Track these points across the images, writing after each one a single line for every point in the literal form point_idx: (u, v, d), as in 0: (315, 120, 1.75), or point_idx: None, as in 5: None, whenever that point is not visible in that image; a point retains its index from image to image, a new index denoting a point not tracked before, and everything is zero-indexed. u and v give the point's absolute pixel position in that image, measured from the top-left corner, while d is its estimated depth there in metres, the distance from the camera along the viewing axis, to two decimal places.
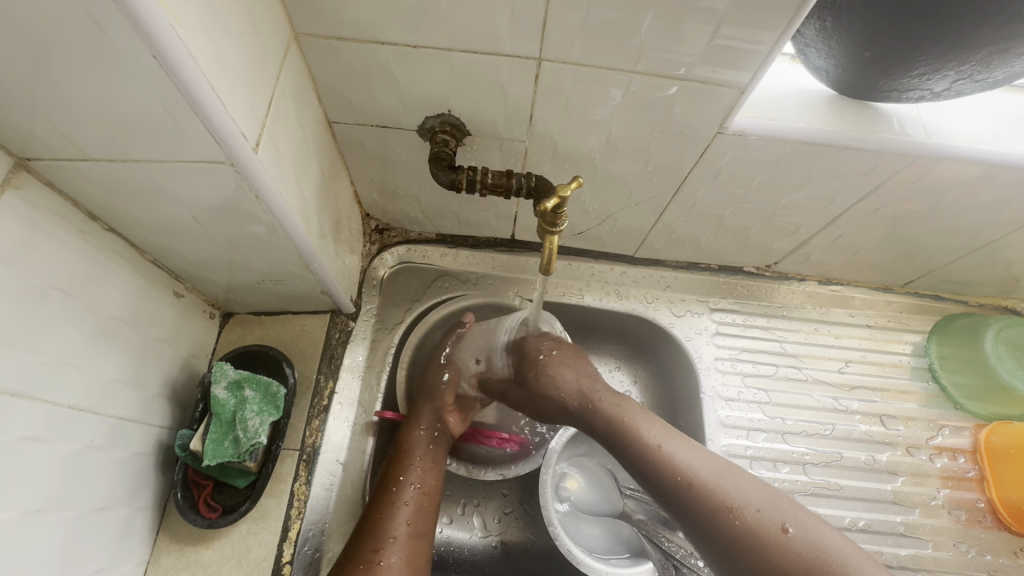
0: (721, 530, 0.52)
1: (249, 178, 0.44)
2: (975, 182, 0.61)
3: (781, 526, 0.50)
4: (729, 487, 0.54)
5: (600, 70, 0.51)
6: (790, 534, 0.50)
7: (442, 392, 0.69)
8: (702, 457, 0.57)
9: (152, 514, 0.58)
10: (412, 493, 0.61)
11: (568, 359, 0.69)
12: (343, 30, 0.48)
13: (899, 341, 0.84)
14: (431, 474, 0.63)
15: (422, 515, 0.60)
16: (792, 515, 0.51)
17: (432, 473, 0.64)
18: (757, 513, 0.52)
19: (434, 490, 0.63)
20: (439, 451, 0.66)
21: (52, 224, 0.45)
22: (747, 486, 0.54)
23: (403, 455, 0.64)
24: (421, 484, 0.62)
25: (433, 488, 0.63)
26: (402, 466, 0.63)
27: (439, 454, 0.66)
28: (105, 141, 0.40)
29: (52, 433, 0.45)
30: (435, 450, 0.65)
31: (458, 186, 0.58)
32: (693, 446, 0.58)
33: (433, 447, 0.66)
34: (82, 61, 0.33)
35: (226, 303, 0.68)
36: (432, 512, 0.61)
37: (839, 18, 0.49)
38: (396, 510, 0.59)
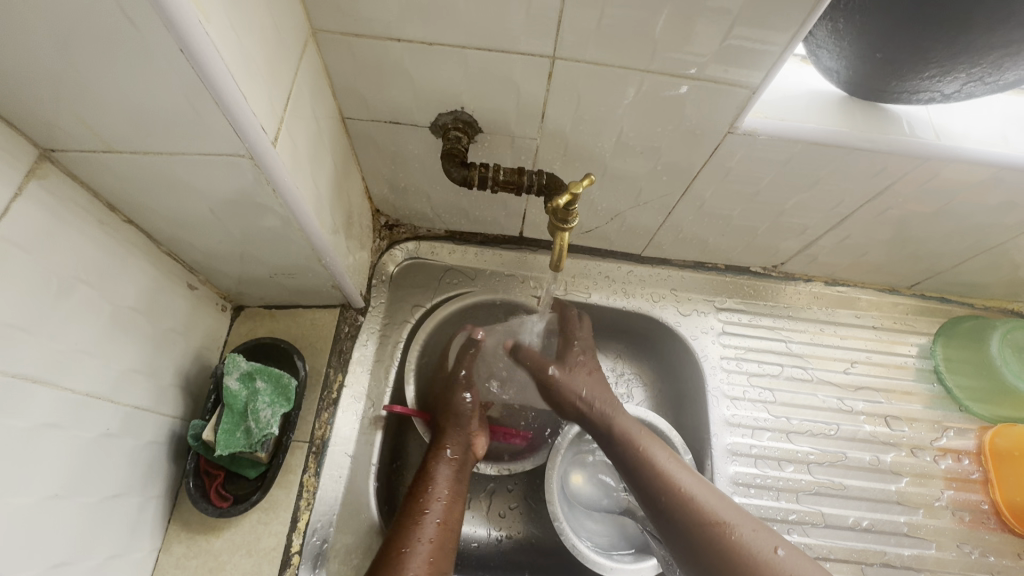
0: (714, 546, 0.56)
1: (268, 171, 0.44)
2: (984, 184, 0.61)
3: (772, 547, 0.55)
4: (724, 510, 0.59)
5: (613, 69, 0.51)
6: (779, 554, 0.54)
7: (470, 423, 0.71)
8: (701, 482, 0.62)
9: (163, 503, 0.59)
10: (434, 530, 0.59)
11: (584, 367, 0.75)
12: (360, 26, 0.49)
13: (905, 342, 0.84)
14: (454, 509, 0.63)
15: (442, 553, 0.58)
16: (779, 540, 0.56)
17: (454, 506, 0.63)
18: (751, 533, 0.56)
19: (454, 525, 0.62)
20: (461, 484, 0.66)
21: (73, 215, 0.45)
22: (738, 511, 0.59)
23: (425, 488, 0.63)
24: (444, 518, 0.61)
25: (454, 524, 0.62)
26: (427, 497, 0.62)
27: (461, 488, 0.66)
28: (128, 133, 0.41)
29: (69, 420, 0.46)
30: (459, 482, 0.66)
31: (470, 183, 0.59)
32: (690, 473, 0.63)
33: (456, 478, 0.66)
34: (109, 54, 0.34)
35: (238, 296, 0.69)
36: (452, 552, 0.60)
37: (851, 20, 0.50)
38: (418, 546, 0.57)
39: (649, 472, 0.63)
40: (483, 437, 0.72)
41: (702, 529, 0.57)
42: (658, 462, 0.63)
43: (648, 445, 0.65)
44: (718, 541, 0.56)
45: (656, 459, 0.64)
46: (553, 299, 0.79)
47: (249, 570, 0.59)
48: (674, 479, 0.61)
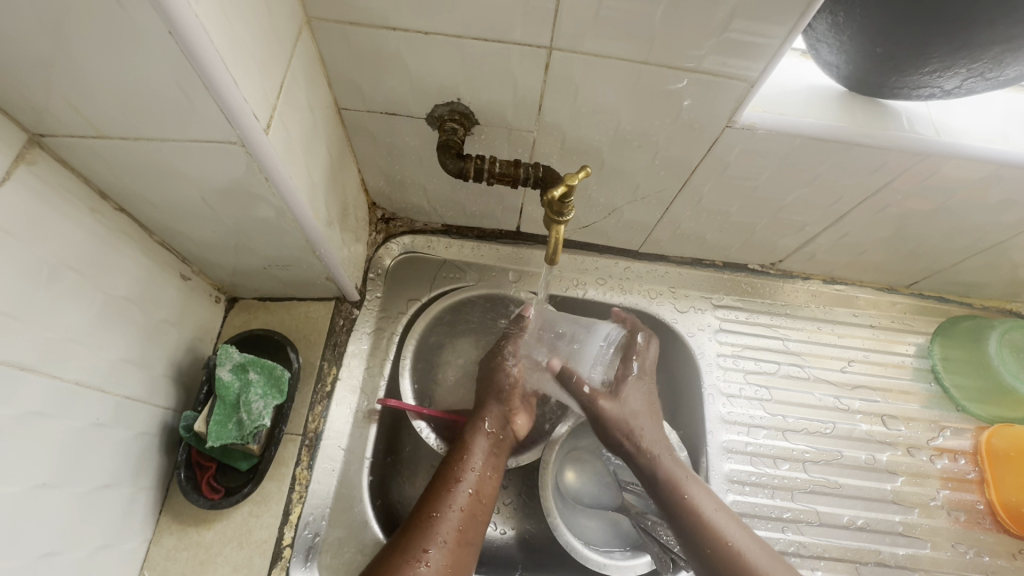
0: None
1: (260, 159, 0.44)
2: (984, 182, 0.61)
3: None
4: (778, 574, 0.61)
5: (611, 60, 0.51)
6: None
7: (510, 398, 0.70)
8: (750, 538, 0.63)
9: (154, 495, 0.58)
10: (466, 499, 0.61)
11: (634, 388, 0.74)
12: (355, 14, 0.49)
13: (903, 342, 0.84)
14: (489, 481, 0.63)
15: (473, 522, 0.60)
16: None
17: (488, 476, 0.64)
18: None
19: (487, 499, 0.63)
20: (497, 457, 0.66)
21: (63, 201, 0.45)
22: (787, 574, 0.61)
23: (463, 455, 0.65)
24: (477, 489, 0.62)
25: (486, 495, 0.63)
26: (462, 466, 0.64)
27: (497, 462, 0.66)
28: (119, 118, 0.40)
29: (58, 409, 0.46)
30: (496, 456, 0.66)
31: (465, 175, 0.58)
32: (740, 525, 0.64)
33: (495, 451, 0.67)
34: (95, 35, 0.33)
35: (232, 288, 0.68)
36: (482, 522, 0.61)
37: (852, 14, 0.49)
38: (448, 512, 0.59)
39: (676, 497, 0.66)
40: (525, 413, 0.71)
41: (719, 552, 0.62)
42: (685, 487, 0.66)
43: (676, 471, 0.68)
44: None
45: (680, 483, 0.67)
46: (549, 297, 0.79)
47: (240, 563, 0.58)
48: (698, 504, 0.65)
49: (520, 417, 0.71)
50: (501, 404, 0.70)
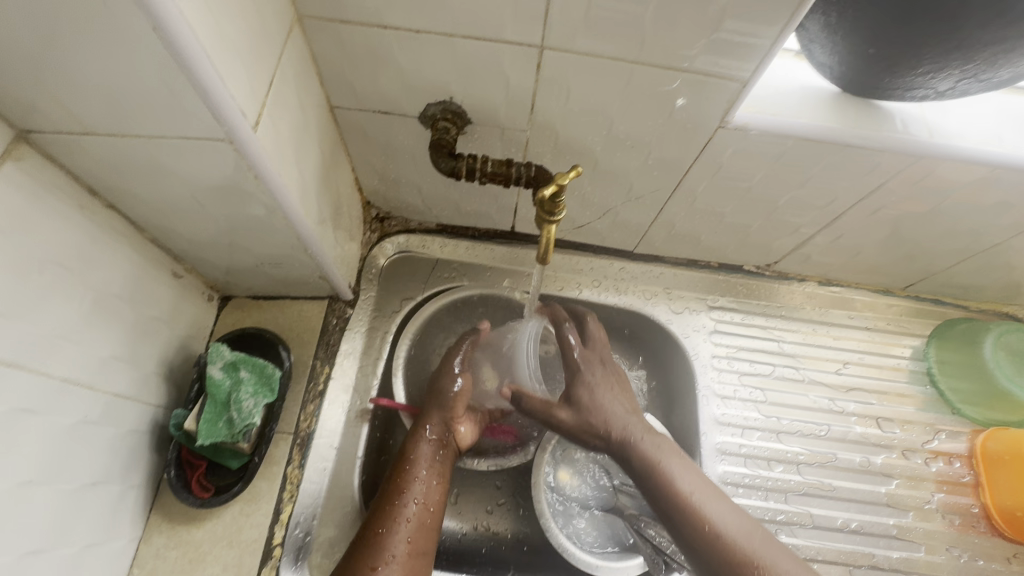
0: None
1: (248, 157, 0.44)
2: (979, 184, 0.61)
3: None
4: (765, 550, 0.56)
5: (602, 60, 0.51)
6: None
7: (453, 403, 0.67)
8: (731, 511, 0.60)
9: (144, 493, 0.58)
10: (413, 509, 0.60)
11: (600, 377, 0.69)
12: (346, 12, 0.48)
13: (899, 344, 0.83)
14: (435, 489, 0.62)
15: (423, 532, 0.59)
16: None
17: (435, 485, 0.63)
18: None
19: (436, 506, 0.62)
20: (443, 465, 0.65)
21: (52, 198, 0.45)
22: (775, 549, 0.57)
23: (406, 467, 0.63)
24: (424, 499, 0.61)
25: (436, 503, 0.62)
26: (407, 478, 0.62)
27: (443, 467, 0.65)
28: (107, 116, 0.40)
29: (46, 406, 0.46)
30: (441, 463, 0.65)
31: (457, 174, 0.58)
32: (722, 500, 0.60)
33: (439, 458, 0.65)
34: (78, 31, 0.33)
35: (224, 286, 0.68)
36: (433, 531, 0.60)
37: (844, 14, 0.49)
38: (396, 526, 0.58)
39: (672, 494, 0.60)
40: (471, 420, 0.70)
41: (717, 545, 0.57)
42: (682, 484, 0.61)
43: (666, 456, 0.63)
44: None
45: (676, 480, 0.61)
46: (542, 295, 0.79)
47: (230, 562, 0.58)
48: (692, 496, 0.60)
49: (464, 425, 0.69)
50: (444, 408, 0.67)
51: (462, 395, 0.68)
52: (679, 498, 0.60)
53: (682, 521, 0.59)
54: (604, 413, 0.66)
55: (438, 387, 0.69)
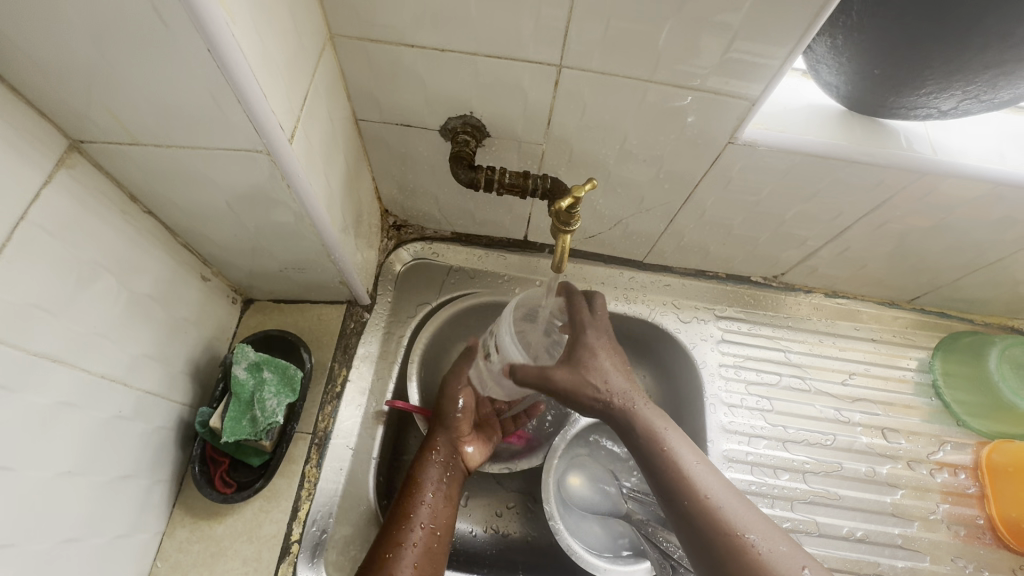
0: (735, 558, 0.54)
1: (283, 167, 0.46)
2: (983, 200, 0.62)
3: (800, 567, 0.52)
4: (755, 526, 0.56)
5: (618, 79, 0.53)
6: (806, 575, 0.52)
7: (458, 423, 0.69)
8: (725, 488, 0.59)
9: (169, 487, 0.60)
10: (420, 534, 0.60)
11: (604, 347, 0.65)
12: (375, 32, 0.51)
13: (904, 356, 0.84)
14: (443, 512, 0.63)
15: (430, 556, 0.59)
16: (807, 560, 0.53)
17: (440, 508, 0.63)
18: (778, 550, 0.54)
19: (444, 530, 0.62)
20: (451, 487, 0.66)
21: (97, 203, 0.48)
22: (763, 525, 0.56)
23: (414, 489, 0.64)
24: (431, 523, 0.61)
25: (443, 526, 0.62)
26: (414, 501, 0.63)
27: (451, 490, 0.65)
28: (153, 126, 0.43)
29: (85, 400, 0.48)
30: (448, 485, 0.65)
31: (476, 184, 0.60)
32: (719, 477, 0.60)
33: (446, 481, 0.66)
34: (138, 49, 0.36)
35: (248, 289, 0.71)
36: (440, 554, 0.60)
37: (850, 37, 0.51)
38: (402, 551, 0.58)
39: (695, 504, 0.58)
40: (474, 442, 0.71)
41: (742, 558, 0.53)
42: (706, 491, 0.58)
43: (668, 435, 0.63)
44: (741, 555, 0.54)
45: (701, 485, 0.59)
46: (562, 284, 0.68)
47: (250, 556, 0.60)
48: (714, 499, 0.58)
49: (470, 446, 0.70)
50: (449, 433, 0.69)
51: (468, 413, 0.71)
52: (702, 508, 0.57)
53: (703, 528, 0.56)
54: (602, 375, 0.64)
55: (442, 407, 0.70)
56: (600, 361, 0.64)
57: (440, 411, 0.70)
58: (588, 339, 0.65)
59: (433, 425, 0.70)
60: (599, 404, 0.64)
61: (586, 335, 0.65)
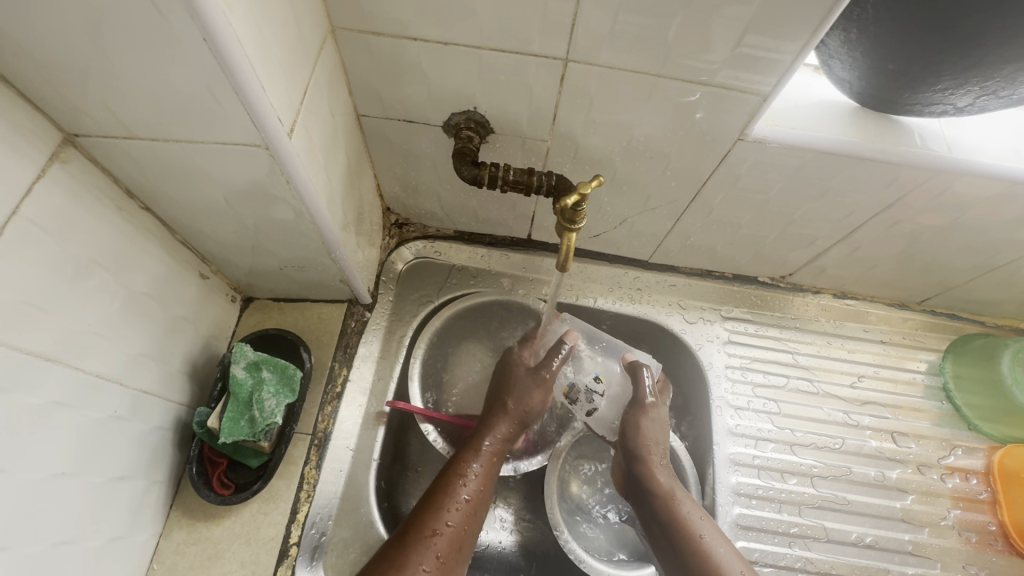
0: None
1: (282, 162, 0.45)
2: (998, 199, 0.61)
3: None
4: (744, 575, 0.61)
5: (625, 73, 0.52)
6: None
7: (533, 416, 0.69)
8: (718, 534, 0.64)
9: (167, 488, 0.59)
10: (464, 513, 0.59)
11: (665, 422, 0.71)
12: (377, 25, 0.50)
13: (914, 358, 0.83)
14: (486, 495, 0.62)
15: (466, 538, 0.59)
16: None
17: (487, 491, 0.62)
18: None
19: (482, 514, 0.61)
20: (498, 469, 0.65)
21: (92, 199, 0.47)
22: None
23: (464, 467, 0.63)
24: (474, 505, 0.61)
25: (482, 510, 0.61)
26: (462, 477, 0.62)
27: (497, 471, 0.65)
28: (151, 120, 0.42)
29: (79, 400, 0.47)
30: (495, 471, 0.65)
31: (479, 182, 0.59)
32: (714, 527, 0.65)
33: (495, 463, 0.65)
34: (132, 39, 0.35)
35: (247, 287, 0.70)
36: (473, 538, 0.60)
37: (864, 31, 0.50)
38: (444, 531, 0.57)
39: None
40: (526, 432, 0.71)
41: None
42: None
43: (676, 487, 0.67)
44: None
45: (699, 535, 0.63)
46: (560, 303, 0.79)
47: (248, 559, 0.59)
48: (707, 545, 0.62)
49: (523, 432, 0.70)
50: (522, 418, 0.68)
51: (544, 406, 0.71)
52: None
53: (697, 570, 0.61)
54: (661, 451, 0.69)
55: (528, 396, 0.69)
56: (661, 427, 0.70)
57: (528, 396, 0.69)
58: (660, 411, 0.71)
59: (510, 406, 0.68)
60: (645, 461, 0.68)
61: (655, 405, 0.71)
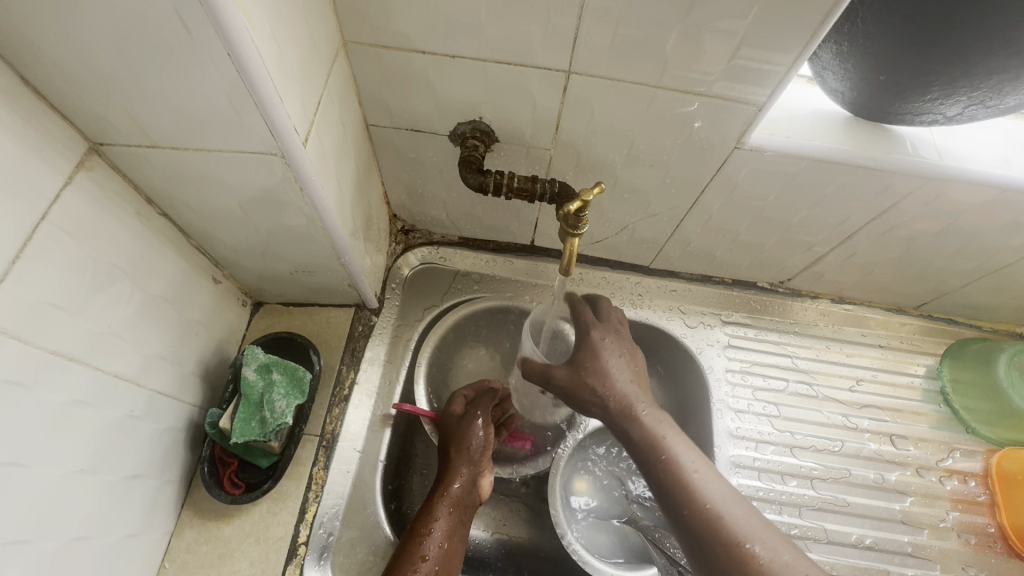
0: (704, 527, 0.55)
1: (296, 170, 0.47)
2: (990, 206, 0.62)
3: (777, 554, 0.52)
4: (724, 499, 0.57)
5: (625, 84, 0.54)
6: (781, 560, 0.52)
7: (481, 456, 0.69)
8: (693, 454, 0.61)
9: (179, 487, 0.61)
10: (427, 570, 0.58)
11: (609, 350, 0.66)
12: (388, 39, 0.52)
13: (912, 362, 0.84)
14: (451, 553, 0.61)
15: None
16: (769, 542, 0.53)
17: (450, 549, 0.61)
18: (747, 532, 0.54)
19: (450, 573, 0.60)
20: (462, 526, 0.64)
21: (114, 205, 0.49)
22: (736, 503, 0.57)
23: (425, 525, 0.62)
24: (439, 562, 0.59)
25: (450, 567, 0.60)
26: (423, 536, 0.61)
27: (461, 529, 0.64)
28: (172, 130, 0.44)
29: (98, 399, 0.49)
30: (461, 525, 0.64)
31: (485, 188, 0.62)
32: (692, 450, 0.62)
33: (456, 519, 0.64)
34: (158, 55, 0.37)
35: (258, 292, 0.72)
36: None
37: (854, 43, 0.52)
38: None
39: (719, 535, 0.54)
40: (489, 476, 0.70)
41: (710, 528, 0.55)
42: (728, 519, 0.55)
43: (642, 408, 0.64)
44: (708, 524, 0.55)
45: (671, 455, 0.60)
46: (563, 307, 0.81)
47: (257, 558, 0.60)
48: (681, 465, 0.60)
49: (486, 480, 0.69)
50: (472, 462, 0.68)
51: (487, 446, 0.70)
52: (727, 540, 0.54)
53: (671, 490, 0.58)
54: (606, 381, 0.64)
55: (462, 440, 0.69)
56: (605, 364, 0.65)
57: (465, 443, 0.69)
58: (592, 339, 0.66)
59: (454, 456, 0.68)
60: (600, 405, 0.64)
61: (599, 344, 0.66)
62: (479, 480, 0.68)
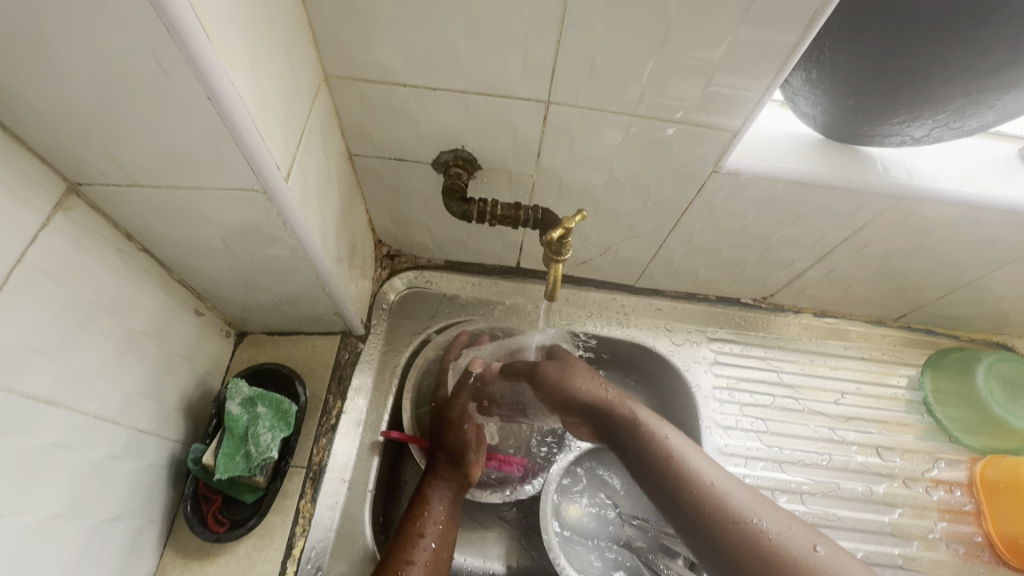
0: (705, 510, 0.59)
1: (278, 204, 0.47)
2: (961, 222, 0.64)
3: (812, 546, 0.55)
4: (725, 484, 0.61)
5: (602, 113, 0.55)
6: (820, 553, 0.54)
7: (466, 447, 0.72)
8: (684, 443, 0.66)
9: (160, 527, 0.59)
10: (428, 552, 0.62)
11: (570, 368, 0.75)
12: (369, 73, 0.53)
13: (894, 374, 0.86)
14: (448, 533, 0.65)
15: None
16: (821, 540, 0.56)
17: (446, 532, 0.65)
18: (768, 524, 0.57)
19: (448, 550, 0.64)
20: (455, 509, 0.68)
21: (93, 243, 0.48)
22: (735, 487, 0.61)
23: (422, 510, 0.66)
24: (438, 542, 0.64)
25: (446, 546, 0.64)
26: (422, 519, 0.65)
27: (456, 511, 0.68)
28: (153, 169, 0.44)
29: (76, 441, 0.48)
30: (454, 507, 0.68)
31: (469, 217, 0.62)
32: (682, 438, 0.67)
33: (451, 505, 0.68)
34: (137, 97, 0.37)
35: (241, 323, 0.71)
36: (443, 575, 0.62)
37: (823, 71, 0.53)
38: (411, 568, 0.60)
39: (761, 547, 0.55)
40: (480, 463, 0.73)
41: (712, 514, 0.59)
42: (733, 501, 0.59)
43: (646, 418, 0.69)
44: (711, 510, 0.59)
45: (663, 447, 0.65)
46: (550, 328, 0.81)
47: None
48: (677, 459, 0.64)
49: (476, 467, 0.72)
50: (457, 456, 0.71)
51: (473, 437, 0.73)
52: (774, 550, 0.55)
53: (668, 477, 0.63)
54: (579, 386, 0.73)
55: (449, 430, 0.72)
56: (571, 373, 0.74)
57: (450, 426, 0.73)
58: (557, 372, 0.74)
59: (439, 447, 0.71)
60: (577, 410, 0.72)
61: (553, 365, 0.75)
62: (469, 469, 0.71)
